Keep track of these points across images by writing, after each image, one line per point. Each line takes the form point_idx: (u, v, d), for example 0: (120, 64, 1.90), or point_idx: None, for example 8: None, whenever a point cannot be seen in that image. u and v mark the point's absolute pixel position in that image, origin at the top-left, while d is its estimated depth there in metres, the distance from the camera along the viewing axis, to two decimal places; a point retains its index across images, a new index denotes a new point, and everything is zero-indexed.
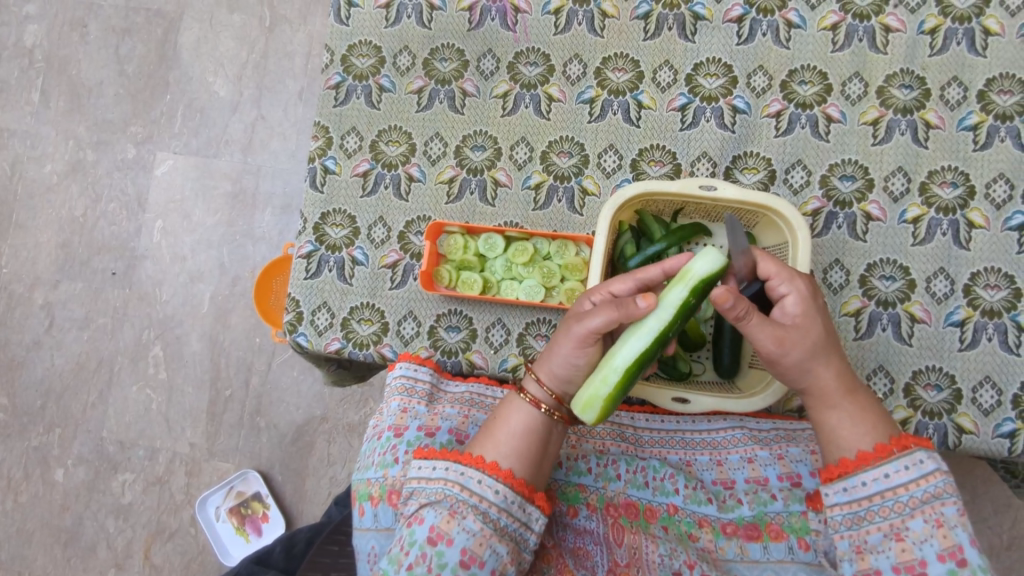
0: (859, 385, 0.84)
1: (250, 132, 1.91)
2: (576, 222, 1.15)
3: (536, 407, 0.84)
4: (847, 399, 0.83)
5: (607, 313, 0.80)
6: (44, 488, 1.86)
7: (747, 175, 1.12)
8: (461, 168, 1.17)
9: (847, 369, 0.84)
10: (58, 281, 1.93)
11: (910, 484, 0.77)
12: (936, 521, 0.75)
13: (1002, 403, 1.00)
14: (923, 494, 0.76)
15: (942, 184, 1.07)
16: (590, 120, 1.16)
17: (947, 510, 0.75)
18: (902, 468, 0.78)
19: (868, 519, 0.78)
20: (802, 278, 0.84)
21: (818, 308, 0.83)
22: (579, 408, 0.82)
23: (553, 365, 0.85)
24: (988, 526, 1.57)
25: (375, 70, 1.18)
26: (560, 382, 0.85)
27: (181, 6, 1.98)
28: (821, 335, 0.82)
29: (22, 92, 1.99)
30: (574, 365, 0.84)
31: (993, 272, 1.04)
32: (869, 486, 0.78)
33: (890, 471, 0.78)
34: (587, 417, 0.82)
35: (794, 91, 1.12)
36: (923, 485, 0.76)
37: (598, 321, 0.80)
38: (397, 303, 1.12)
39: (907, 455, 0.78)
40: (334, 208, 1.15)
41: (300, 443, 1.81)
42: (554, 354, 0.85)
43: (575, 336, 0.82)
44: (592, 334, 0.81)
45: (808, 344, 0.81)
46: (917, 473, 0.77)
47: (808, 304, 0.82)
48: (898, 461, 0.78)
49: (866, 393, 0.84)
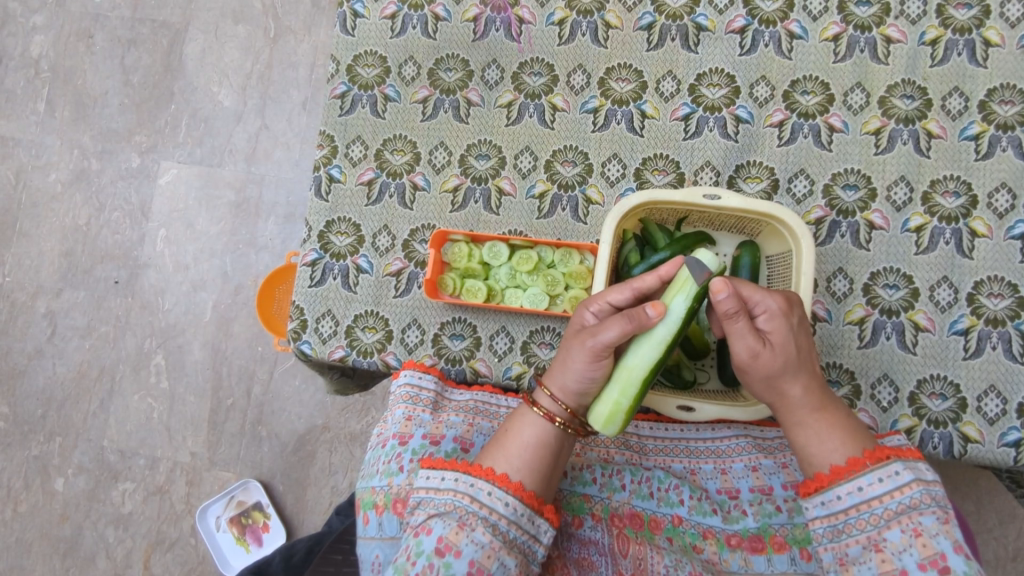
0: (832, 404, 0.84)
1: (254, 141, 1.92)
2: (580, 231, 1.16)
3: (550, 422, 0.84)
4: (814, 415, 0.83)
5: (621, 327, 0.80)
6: (44, 498, 1.85)
7: (751, 184, 1.13)
8: (465, 176, 1.18)
9: (820, 386, 0.84)
10: (60, 290, 1.93)
11: (884, 496, 0.77)
12: (914, 531, 0.75)
13: (1007, 412, 1.00)
14: (898, 505, 0.76)
15: (944, 194, 1.07)
16: (594, 129, 1.17)
17: (925, 519, 0.75)
18: (876, 480, 0.78)
19: (847, 531, 0.79)
20: (777, 296, 0.83)
21: (791, 325, 0.83)
22: (601, 424, 0.85)
23: (567, 380, 0.85)
24: (992, 537, 1.56)
25: (381, 79, 1.19)
26: (573, 396, 0.85)
27: (186, 16, 2.00)
28: (791, 352, 0.82)
29: (28, 102, 2.01)
30: (590, 379, 0.84)
31: (996, 281, 1.04)
32: (845, 499, 0.79)
33: (864, 484, 0.78)
34: (610, 431, 0.85)
35: (797, 101, 1.13)
36: (897, 496, 0.76)
37: (613, 335, 0.81)
38: (401, 311, 1.12)
39: (881, 467, 0.78)
40: (338, 216, 1.16)
41: (302, 452, 1.80)
42: (568, 370, 0.85)
43: (589, 350, 0.82)
44: (606, 347, 0.82)
45: (777, 360, 0.81)
46: (891, 484, 0.77)
47: (781, 321, 0.82)
48: (872, 473, 0.78)
49: (840, 410, 0.84)
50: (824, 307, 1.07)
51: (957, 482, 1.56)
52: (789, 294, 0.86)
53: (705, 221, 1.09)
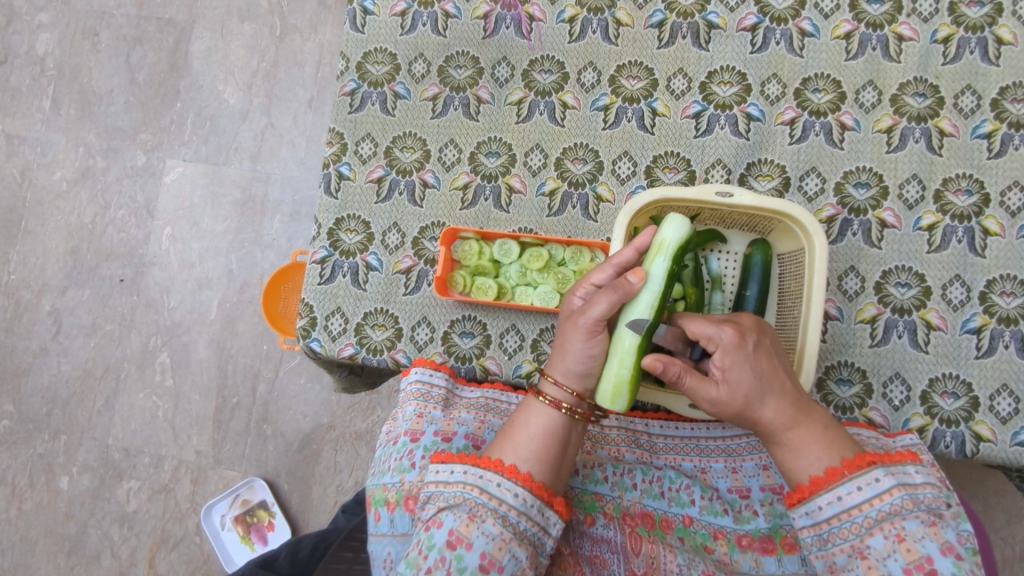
0: (806, 421, 0.83)
1: (260, 140, 1.83)
2: (590, 229, 1.16)
3: (558, 409, 0.84)
4: (790, 434, 0.82)
5: (608, 299, 0.83)
6: (48, 496, 1.75)
7: (762, 182, 1.14)
8: (563, 180, 1.17)
9: (794, 401, 0.83)
10: (66, 287, 1.81)
11: (864, 504, 0.77)
12: (897, 536, 0.75)
13: (1019, 411, 1.01)
14: (878, 513, 0.77)
15: (956, 193, 1.08)
16: (695, 134, 1.16)
17: (908, 524, 0.75)
18: (856, 489, 0.78)
19: (833, 540, 0.79)
20: (728, 333, 0.83)
21: (745, 355, 0.82)
22: (607, 400, 0.87)
23: (569, 364, 0.86)
24: (1001, 537, 1.60)
25: (473, 80, 1.20)
26: (578, 377, 0.86)
27: (192, 14, 1.90)
28: (746, 383, 0.82)
29: (33, 100, 1.88)
30: (591, 356, 0.86)
31: (1008, 280, 1.05)
32: (827, 510, 0.79)
33: (843, 494, 0.78)
34: (621, 405, 0.88)
35: (907, 104, 1.12)
36: (876, 504, 0.77)
37: (603, 308, 0.83)
38: (410, 309, 1.13)
39: (860, 476, 0.78)
40: (437, 221, 1.18)
41: (307, 451, 1.73)
42: (568, 353, 0.86)
43: (582, 329, 0.84)
44: (599, 322, 0.84)
45: (736, 396, 0.82)
46: (871, 492, 0.78)
47: (734, 356, 0.82)
48: (851, 482, 0.78)
49: (816, 420, 0.83)
50: (836, 306, 1.09)
51: (965, 482, 1.61)
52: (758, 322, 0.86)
53: (717, 218, 1.11)
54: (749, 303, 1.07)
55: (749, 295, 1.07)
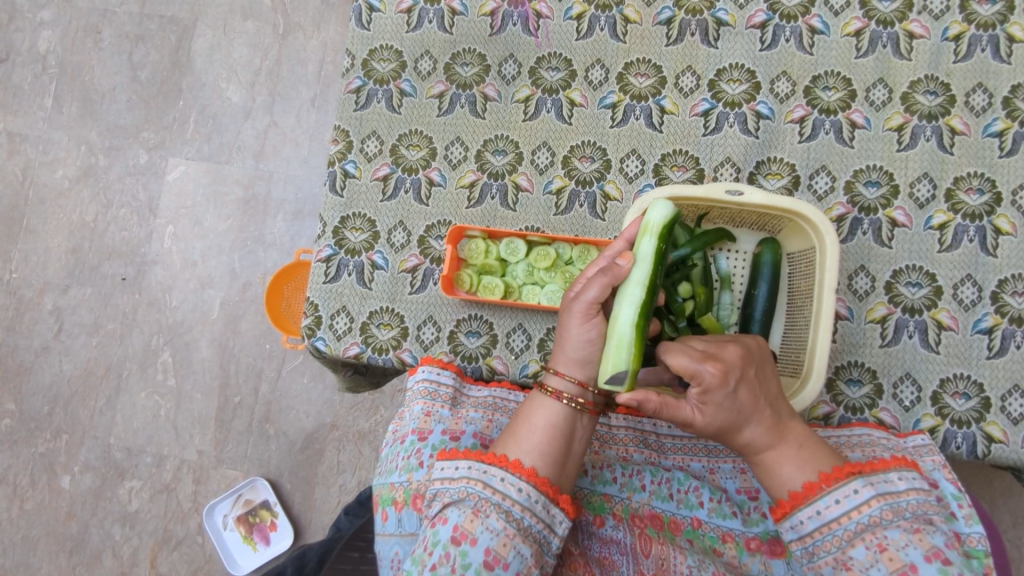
0: (784, 447, 0.81)
1: (262, 138, 1.91)
2: (507, 218, 1.16)
3: (558, 400, 0.83)
4: (761, 457, 0.82)
5: (598, 283, 0.85)
6: (50, 495, 1.84)
7: (676, 173, 1.14)
8: (482, 171, 1.17)
9: (773, 427, 0.81)
10: (67, 287, 1.92)
11: (844, 516, 0.76)
12: (879, 546, 0.74)
13: (922, 399, 1.01)
14: (858, 525, 0.76)
15: (865, 184, 1.09)
16: (612, 124, 1.16)
17: (889, 533, 0.74)
18: (834, 502, 0.77)
19: (818, 553, 0.78)
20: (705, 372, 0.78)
21: (727, 394, 0.78)
22: (608, 385, 0.84)
23: (569, 351, 0.85)
24: (1009, 538, 1.55)
25: (396, 74, 1.18)
26: (580, 364, 0.85)
27: (195, 12, 1.99)
28: (726, 420, 0.79)
29: (35, 98, 2.00)
30: (589, 341, 0.85)
31: (914, 269, 1.05)
32: (808, 523, 0.78)
33: (822, 507, 0.77)
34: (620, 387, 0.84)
35: (818, 97, 1.12)
36: (856, 516, 0.76)
37: (594, 292, 0.85)
38: (326, 297, 1.12)
39: (838, 488, 0.77)
40: (354, 212, 1.15)
41: (310, 451, 1.79)
42: (566, 342, 0.86)
43: (577, 313, 0.85)
44: (593, 305, 0.85)
45: (711, 427, 0.80)
46: (851, 504, 0.76)
47: (713, 397, 0.78)
48: (829, 496, 0.77)
49: (793, 440, 0.81)
50: (846, 306, 1.07)
51: (974, 482, 1.55)
52: (734, 358, 0.80)
53: (726, 217, 1.09)
54: (758, 302, 1.05)
55: (760, 293, 1.04)
